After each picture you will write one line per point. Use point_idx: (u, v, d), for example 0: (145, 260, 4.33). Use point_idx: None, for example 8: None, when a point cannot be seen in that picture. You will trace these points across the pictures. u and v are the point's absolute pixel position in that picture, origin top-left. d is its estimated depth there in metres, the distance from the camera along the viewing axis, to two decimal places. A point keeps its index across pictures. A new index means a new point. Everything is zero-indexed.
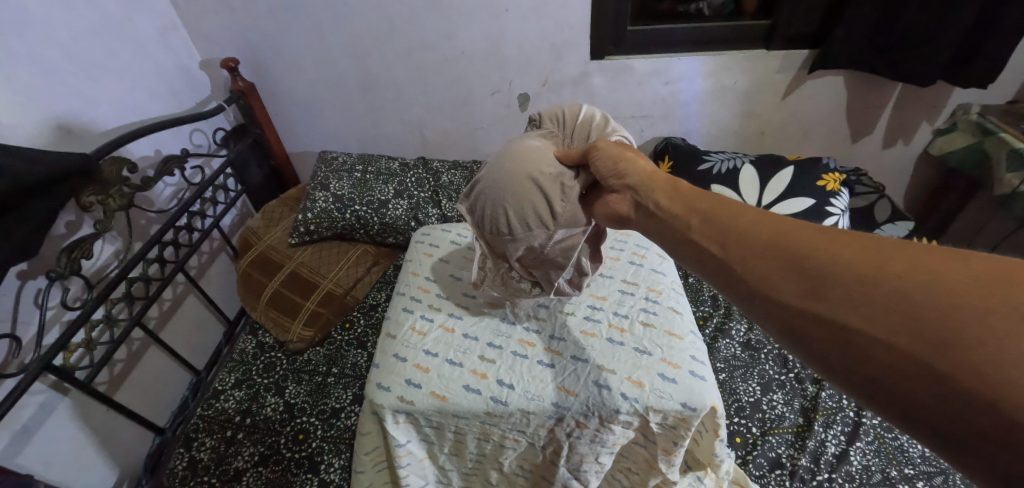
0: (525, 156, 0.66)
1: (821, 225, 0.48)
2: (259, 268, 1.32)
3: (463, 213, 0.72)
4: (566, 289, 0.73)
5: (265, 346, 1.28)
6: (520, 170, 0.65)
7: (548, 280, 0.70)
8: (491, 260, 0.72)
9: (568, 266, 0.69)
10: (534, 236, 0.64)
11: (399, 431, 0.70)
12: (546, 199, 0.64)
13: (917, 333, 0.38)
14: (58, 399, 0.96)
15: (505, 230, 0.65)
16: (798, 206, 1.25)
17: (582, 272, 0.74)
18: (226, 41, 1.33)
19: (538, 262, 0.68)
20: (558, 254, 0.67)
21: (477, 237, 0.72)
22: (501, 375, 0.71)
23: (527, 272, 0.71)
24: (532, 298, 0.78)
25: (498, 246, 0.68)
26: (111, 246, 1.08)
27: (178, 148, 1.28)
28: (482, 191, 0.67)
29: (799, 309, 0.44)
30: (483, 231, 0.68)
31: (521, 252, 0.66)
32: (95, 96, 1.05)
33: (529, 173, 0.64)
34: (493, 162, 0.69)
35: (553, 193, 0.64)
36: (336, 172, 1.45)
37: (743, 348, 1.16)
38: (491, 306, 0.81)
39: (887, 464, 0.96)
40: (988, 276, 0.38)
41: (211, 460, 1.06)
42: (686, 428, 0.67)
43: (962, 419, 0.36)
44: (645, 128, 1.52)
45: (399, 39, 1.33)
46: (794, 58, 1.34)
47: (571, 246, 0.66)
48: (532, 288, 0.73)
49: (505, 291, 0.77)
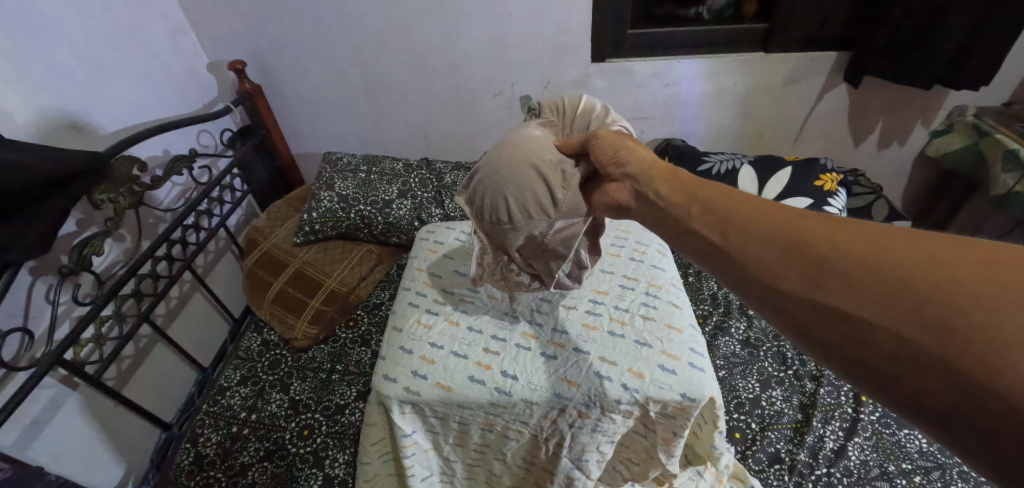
0: (526, 146, 0.68)
1: (822, 214, 0.49)
2: (264, 266, 1.34)
3: (462, 205, 0.73)
4: (565, 282, 0.75)
5: (270, 344, 1.29)
6: (522, 159, 0.67)
7: (549, 272, 0.71)
8: (491, 252, 0.73)
9: (568, 257, 0.70)
10: (534, 224, 0.66)
11: (404, 422, 0.72)
12: (547, 188, 0.66)
13: (918, 321, 0.39)
14: (67, 394, 0.98)
15: (505, 219, 0.67)
16: (796, 205, 1.27)
17: (581, 265, 0.76)
18: (233, 43, 1.36)
19: (538, 252, 0.69)
20: (559, 244, 0.68)
21: (476, 230, 0.74)
22: (505, 366, 0.72)
23: (527, 264, 0.72)
24: (531, 293, 0.79)
25: (499, 237, 0.69)
26: (120, 244, 1.10)
27: (185, 148, 1.30)
28: (481, 180, 0.69)
29: (801, 296, 0.46)
30: (482, 221, 0.70)
31: (521, 242, 0.68)
32: (105, 97, 1.07)
33: (530, 160, 0.67)
34: (493, 152, 0.71)
35: (554, 182, 0.66)
36: (341, 172, 1.47)
37: (743, 345, 1.18)
38: (495, 300, 0.83)
39: (884, 459, 0.98)
40: (985, 264, 0.40)
41: (217, 455, 1.08)
42: (686, 419, 0.68)
43: (961, 402, 0.37)
44: (645, 129, 1.54)
45: (402, 42, 1.35)
46: (792, 60, 1.36)
47: (571, 236, 0.67)
48: (531, 281, 0.75)
49: (504, 285, 0.78)
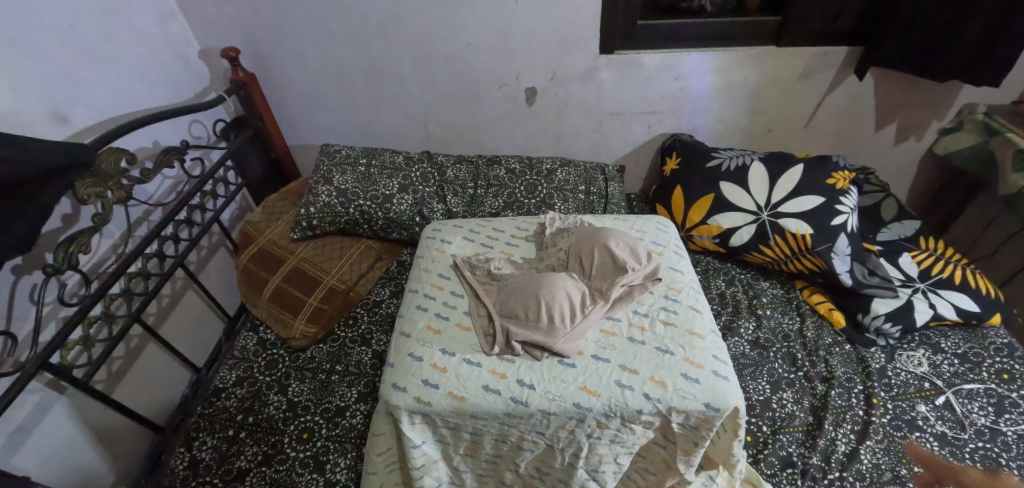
0: (580, 234, 0.86)
1: None
2: (260, 263, 1.30)
3: (503, 268, 0.84)
4: (553, 314, 0.71)
5: (267, 343, 1.26)
6: (574, 246, 0.83)
7: (535, 301, 0.72)
8: (499, 296, 0.77)
9: (557, 295, 0.73)
10: (541, 279, 0.75)
11: (414, 432, 0.69)
12: (578, 266, 0.80)
13: None
14: (54, 398, 0.94)
15: (523, 277, 0.78)
16: (808, 204, 1.25)
17: (574, 301, 0.73)
18: (226, 29, 1.30)
19: (532, 291, 0.73)
20: (551, 289, 0.73)
21: (496, 283, 0.81)
22: (521, 375, 0.69)
23: (522, 295, 0.73)
24: (528, 329, 0.71)
25: (511, 286, 0.77)
26: (108, 240, 1.05)
27: (176, 139, 1.24)
28: (532, 265, 0.85)
29: None
30: (506, 280, 0.81)
31: (524, 287, 0.75)
32: (92, 85, 1.02)
33: (577, 248, 0.83)
34: (555, 229, 0.91)
35: (583, 260, 0.80)
36: (339, 165, 1.41)
37: (752, 346, 1.16)
38: (486, 333, 0.73)
39: (896, 463, 0.96)
40: None
41: (214, 459, 1.04)
42: (708, 429, 0.67)
43: None
44: (652, 124, 1.50)
45: (404, 30, 1.30)
46: (804, 56, 1.33)
47: (566, 286, 0.74)
48: (523, 312, 0.72)
49: (498, 315, 0.74)
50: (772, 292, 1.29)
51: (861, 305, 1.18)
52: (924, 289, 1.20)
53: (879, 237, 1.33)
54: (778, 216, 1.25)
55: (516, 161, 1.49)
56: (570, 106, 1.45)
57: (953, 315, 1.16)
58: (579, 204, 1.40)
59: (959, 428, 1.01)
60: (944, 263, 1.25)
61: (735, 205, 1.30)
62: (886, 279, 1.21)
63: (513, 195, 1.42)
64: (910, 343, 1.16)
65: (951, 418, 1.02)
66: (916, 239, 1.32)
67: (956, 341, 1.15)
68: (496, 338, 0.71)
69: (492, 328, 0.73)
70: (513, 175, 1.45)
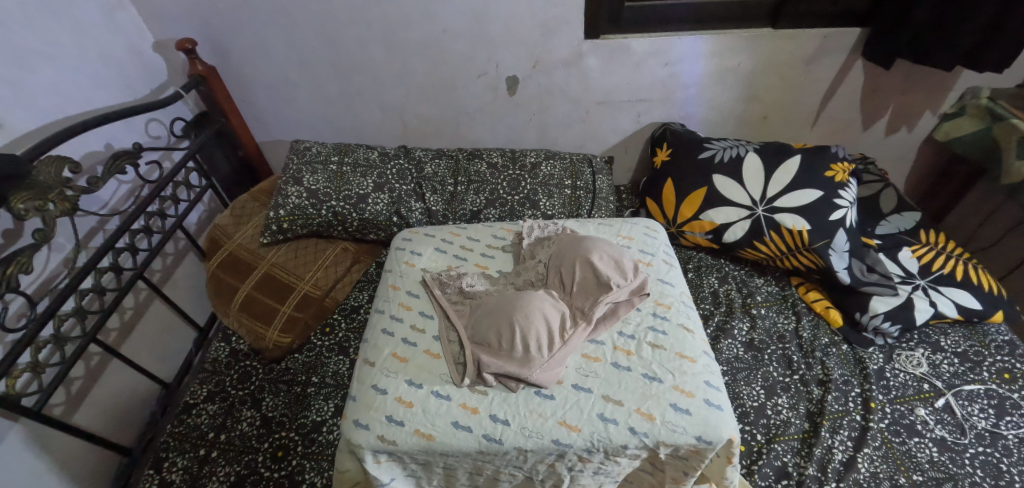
0: (559, 250, 0.86)
1: None
2: (230, 269, 1.21)
3: (476, 285, 0.85)
4: (528, 341, 0.71)
5: (239, 354, 1.20)
6: (552, 265, 0.84)
7: (510, 325, 0.72)
8: (471, 317, 0.77)
9: (534, 319, 0.72)
10: (517, 299, 0.75)
11: (382, 470, 0.69)
12: (556, 286, 0.81)
13: None
14: (8, 426, 0.87)
15: (496, 298, 0.77)
16: (805, 198, 1.19)
17: (550, 327, 0.73)
18: (181, 19, 1.19)
19: (506, 314, 0.73)
20: (528, 314, 0.72)
21: (468, 303, 0.81)
22: (494, 409, 0.69)
23: (497, 320, 0.73)
24: (502, 358, 0.71)
25: (484, 306, 0.77)
26: (58, 255, 0.98)
27: (131, 141, 1.16)
28: (508, 284, 0.85)
29: None
30: (479, 300, 0.81)
31: (498, 309, 0.74)
32: (28, 85, 0.92)
33: (555, 267, 0.83)
34: (532, 243, 0.92)
35: (560, 282, 0.81)
36: (310, 163, 1.32)
37: (746, 348, 1.11)
38: (459, 362, 0.73)
39: (895, 471, 0.92)
40: None
41: (184, 482, 0.99)
42: (698, 460, 0.68)
43: None
44: (642, 113, 1.42)
45: (375, 17, 1.20)
46: (803, 38, 1.25)
47: (544, 310, 0.74)
48: (499, 339, 0.72)
49: (472, 339, 0.74)
50: (767, 290, 1.24)
51: (860, 304, 1.13)
52: (925, 286, 1.15)
53: (877, 231, 1.28)
54: (773, 211, 1.19)
55: (499, 154, 1.42)
56: (554, 95, 1.37)
57: (953, 312, 1.12)
58: (565, 200, 1.33)
59: (959, 432, 0.97)
60: (946, 258, 1.20)
61: (729, 200, 1.24)
62: (885, 276, 1.15)
63: (495, 191, 1.34)
64: (908, 342, 1.12)
65: (951, 421, 0.98)
66: (916, 233, 1.27)
67: (956, 339, 1.11)
68: (466, 369, 0.72)
69: (463, 356, 0.74)
70: (495, 170, 1.37)
